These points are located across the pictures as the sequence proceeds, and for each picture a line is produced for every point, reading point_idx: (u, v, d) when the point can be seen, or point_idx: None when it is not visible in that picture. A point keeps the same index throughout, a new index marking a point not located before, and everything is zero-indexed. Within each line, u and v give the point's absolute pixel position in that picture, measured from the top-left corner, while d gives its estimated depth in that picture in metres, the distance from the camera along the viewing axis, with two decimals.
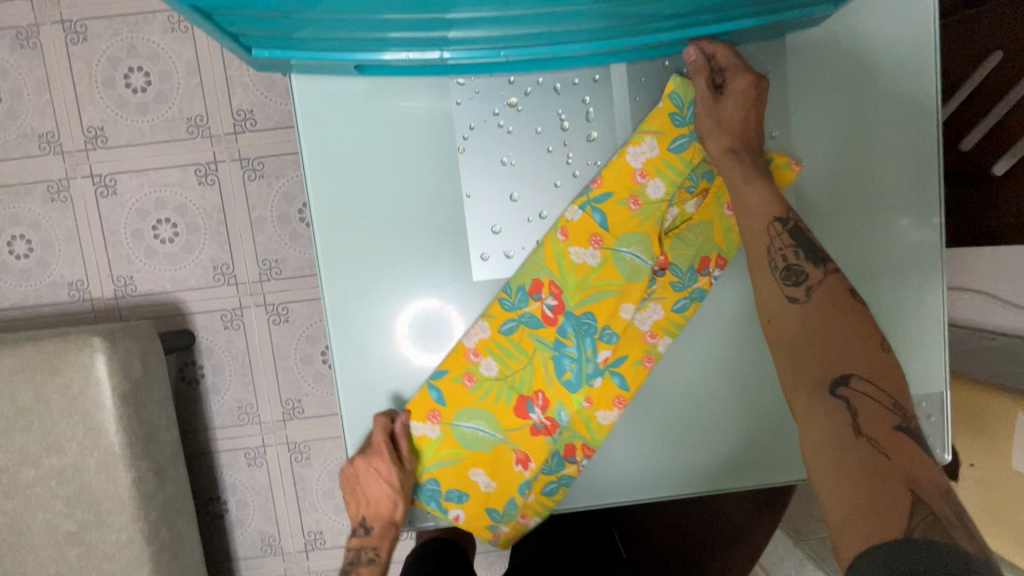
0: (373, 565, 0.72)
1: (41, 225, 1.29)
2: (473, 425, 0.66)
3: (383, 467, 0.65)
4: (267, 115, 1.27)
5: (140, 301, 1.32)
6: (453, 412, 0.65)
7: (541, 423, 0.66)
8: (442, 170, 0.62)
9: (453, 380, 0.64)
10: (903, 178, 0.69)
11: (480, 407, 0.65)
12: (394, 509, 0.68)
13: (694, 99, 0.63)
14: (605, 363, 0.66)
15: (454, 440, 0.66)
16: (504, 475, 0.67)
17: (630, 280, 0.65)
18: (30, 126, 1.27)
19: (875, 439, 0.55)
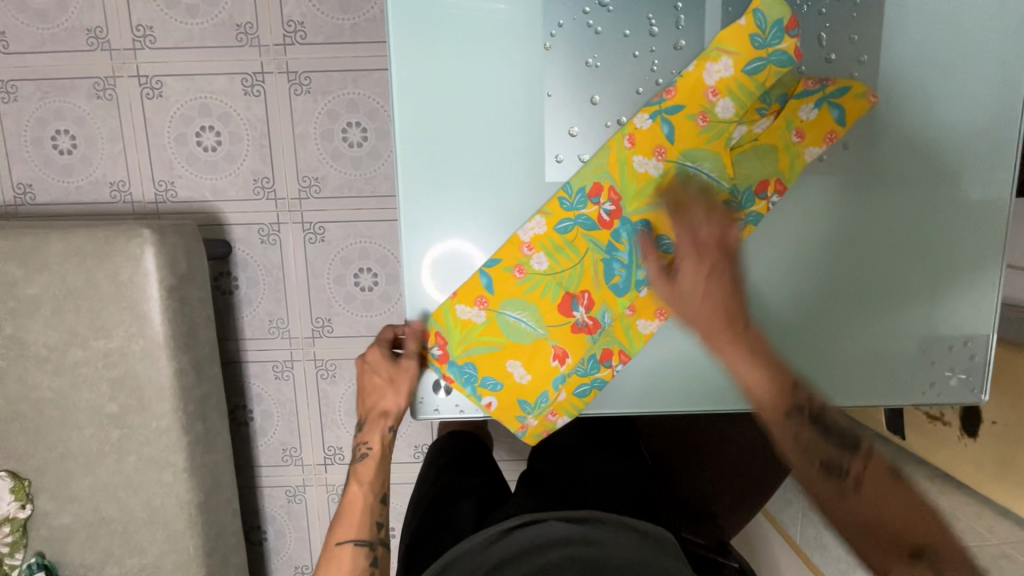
0: (369, 460, 0.75)
1: (85, 122, 1.30)
2: (517, 315, 0.65)
3: (376, 359, 0.70)
4: (318, 29, 1.25)
5: (179, 208, 1.33)
6: (500, 301, 0.64)
7: (584, 324, 0.64)
8: (526, 65, 0.61)
9: (505, 270, 0.63)
10: (982, 134, 0.62)
11: (526, 299, 0.64)
12: (386, 406, 0.71)
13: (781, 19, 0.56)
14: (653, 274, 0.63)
15: (497, 328, 0.65)
16: (541, 370, 0.66)
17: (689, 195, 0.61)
18: (78, 18, 1.26)
19: (896, 527, 0.55)
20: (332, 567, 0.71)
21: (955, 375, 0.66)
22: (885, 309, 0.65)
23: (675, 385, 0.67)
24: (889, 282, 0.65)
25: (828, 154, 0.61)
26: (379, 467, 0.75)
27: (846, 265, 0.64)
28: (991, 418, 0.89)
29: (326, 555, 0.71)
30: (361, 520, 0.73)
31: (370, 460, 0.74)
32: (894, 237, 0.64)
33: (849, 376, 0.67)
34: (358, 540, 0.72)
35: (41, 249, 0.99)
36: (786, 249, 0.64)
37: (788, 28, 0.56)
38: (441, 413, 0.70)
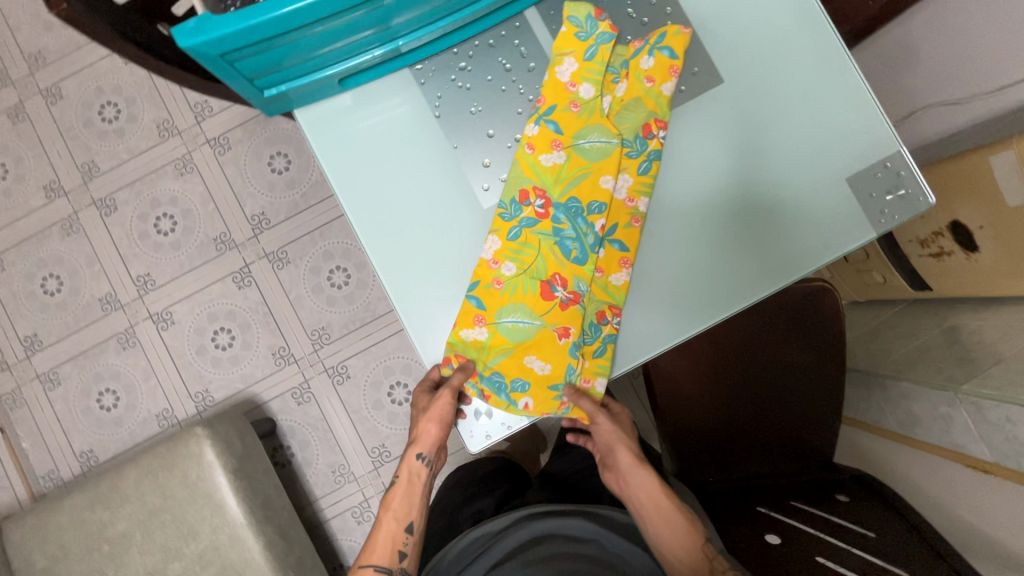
0: (396, 490, 0.79)
1: (121, 374, 1.46)
2: (513, 319, 0.74)
3: (421, 397, 0.77)
4: (277, 210, 1.46)
5: (219, 407, 1.45)
6: (494, 313, 0.73)
7: (567, 300, 0.73)
8: (428, 135, 0.75)
9: (485, 287, 0.73)
10: (786, 9, 0.74)
11: (513, 302, 0.73)
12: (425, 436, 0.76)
13: (589, 13, 0.71)
14: (601, 233, 0.72)
15: (502, 337, 0.74)
16: (554, 354, 0.74)
17: (594, 162, 0.72)
18: (91, 294, 1.47)
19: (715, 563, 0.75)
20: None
21: (894, 193, 0.73)
22: (803, 166, 0.74)
23: (670, 316, 0.74)
24: (788, 151, 0.74)
25: (683, 84, 0.74)
26: (407, 497, 0.78)
27: (744, 156, 0.74)
28: (977, 225, 0.92)
29: (353, 572, 0.76)
30: (384, 547, 0.77)
31: (397, 489, 0.79)
32: (770, 110, 0.74)
33: (806, 238, 0.74)
34: (379, 565, 0.76)
35: (118, 485, 1.09)
36: (691, 166, 0.74)
37: (597, 17, 0.72)
38: (492, 436, 0.76)
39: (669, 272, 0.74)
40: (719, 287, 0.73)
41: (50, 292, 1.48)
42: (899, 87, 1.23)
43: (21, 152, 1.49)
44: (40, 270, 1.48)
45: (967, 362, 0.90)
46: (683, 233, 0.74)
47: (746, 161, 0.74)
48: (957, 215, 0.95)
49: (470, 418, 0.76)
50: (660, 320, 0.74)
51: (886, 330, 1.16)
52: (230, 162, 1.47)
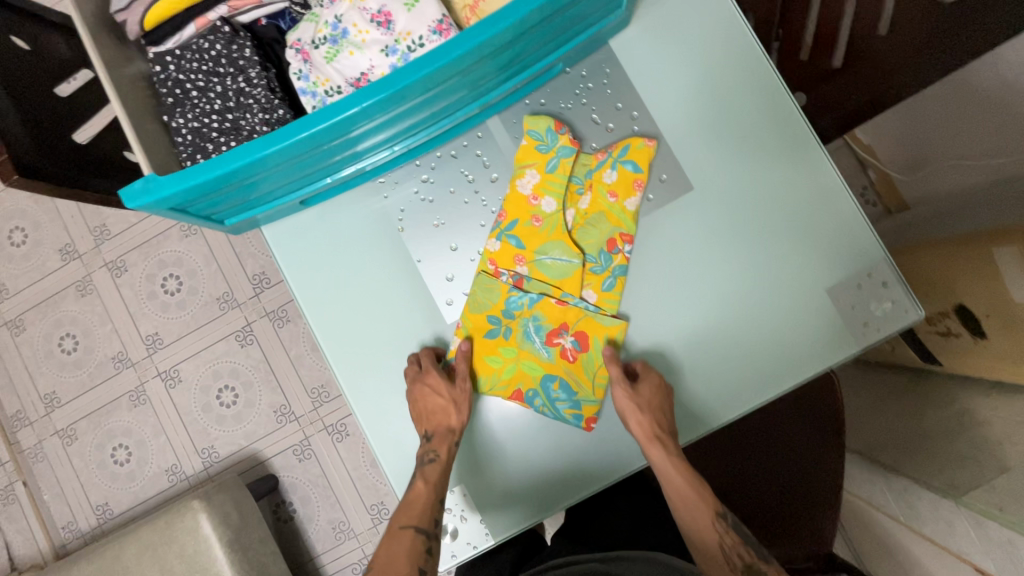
0: (436, 465, 0.69)
1: (132, 430, 1.52)
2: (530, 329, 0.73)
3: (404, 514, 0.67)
4: (277, 271, 1.49)
5: (224, 464, 1.49)
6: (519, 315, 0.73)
7: (569, 351, 0.72)
8: (392, 249, 0.75)
9: (492, 314, 0.73)
10: (761, 109, 0.71)
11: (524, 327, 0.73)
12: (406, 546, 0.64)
13: (549, 126, 0.71)
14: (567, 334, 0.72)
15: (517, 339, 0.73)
16: (556, 371, 0.72)
17: (557, 279, 0.72)
18: (104, 353, 1.53)
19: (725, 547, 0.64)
20: (391, 549, 0.63)
21: (880, 304, 0.70)
22: (782, 274, 0.71)
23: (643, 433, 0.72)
24: (765, 261, 0.71)
25: (651, 192, 0.72)
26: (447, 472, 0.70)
27: (719, 266, 0.71)
28: (984, 313, 0.87)
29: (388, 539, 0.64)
30: None
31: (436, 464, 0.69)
32: (746, 216, 0.71)
33: (788, 351, 0.71)
34: None
35: (120, 557, 1.13)
36: (663, 279, 0.72)
37: (557, 130, 0.71)
38: (459, 556, 0.75)
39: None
40: (694, 402, 0.72)
41: (67, 351, 1.54)
42: (907, 143, 1.16)
43: (38, 217, 1.56)
44: (58, 330, 1.55)
45: (972, 461, 0.84)
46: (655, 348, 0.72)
47: (721, 272, 0.71)
48: (963, 299, 0.91)
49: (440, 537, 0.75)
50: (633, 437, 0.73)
51: (893, 402, 1.10)
52: None
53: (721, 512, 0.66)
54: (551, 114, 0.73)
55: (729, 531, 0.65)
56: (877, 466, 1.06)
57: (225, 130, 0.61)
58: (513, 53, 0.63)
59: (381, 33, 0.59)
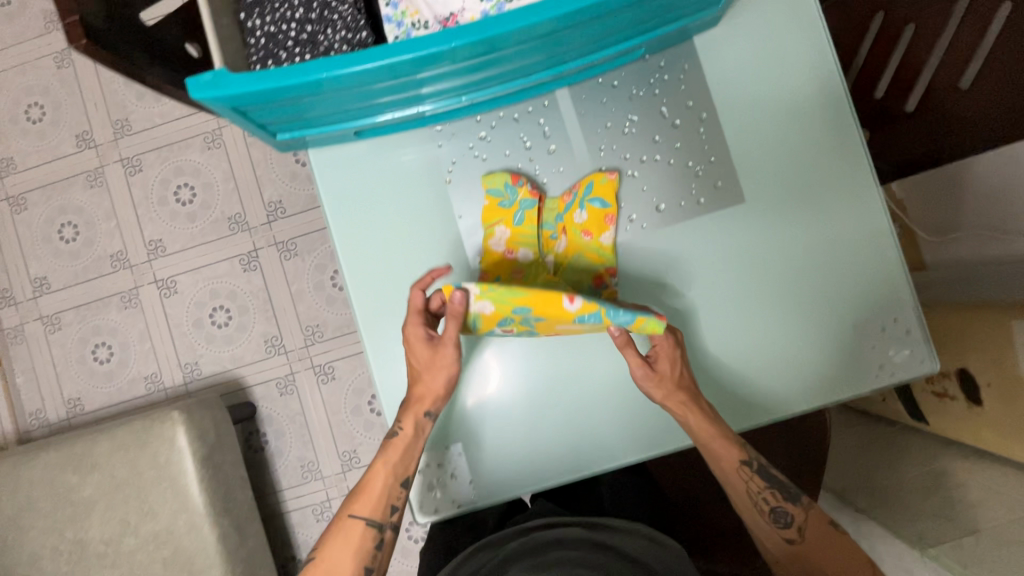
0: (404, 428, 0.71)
1: (119, 331, 1.50)
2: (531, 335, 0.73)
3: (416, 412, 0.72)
4: (294, 202, 1.48)
5: (205, 383, 1.48)
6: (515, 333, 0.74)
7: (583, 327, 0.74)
8: (436, 198, 0.74)
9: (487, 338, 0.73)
10: (824, 132, 0.72)
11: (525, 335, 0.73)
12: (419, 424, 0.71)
13: (505, 182, 0.72)
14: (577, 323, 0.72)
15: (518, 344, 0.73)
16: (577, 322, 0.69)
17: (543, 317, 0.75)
18: (104, 249, 1.50)
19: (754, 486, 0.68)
20: (338, 545, 0.66)
21: (899, 351, 0.71)
22: (808, 296, 0.72)
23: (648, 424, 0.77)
24: (797, 285, 0.72)
25: (703, 196, 0.72)
26: (408, 453, 0.71)
27: (753, 281, 0.73)
28: (985, 381, 0.89)
29: (336, 526, 0.66)
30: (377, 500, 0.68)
31: (398, 442, 0.70)
32: (786, 229, 0.72)
33: (804, 376, 0.72)
34: (370, 519, 0.68)
35: (91, 452, 1.12)
36: (696, 282, 0.73)
37: (515, 183, 0.73)
38: (442, 511, 0.79)
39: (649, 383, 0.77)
40: None
41: (66, 240, 1.51)
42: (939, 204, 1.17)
43: (60, 97, 1.52)
44: (60, 217, 1.51)
45: (942, 520, 0.87)
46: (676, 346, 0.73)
47: (753, 289, 0.73)
48: (968, 364, 0.92)
49: (427, 490, 0.79)
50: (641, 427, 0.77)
51: (871, 450, 1.11)
52: (257, 146, 1.48)
53: (747, 460, 0.69)
54: (621, 97, 0.72)
55: (754, 475, 0.69)
56: (846, 506, 1.08)
57: (302, 41, 0.59)
58: (606, 28, 0.62)
59: None
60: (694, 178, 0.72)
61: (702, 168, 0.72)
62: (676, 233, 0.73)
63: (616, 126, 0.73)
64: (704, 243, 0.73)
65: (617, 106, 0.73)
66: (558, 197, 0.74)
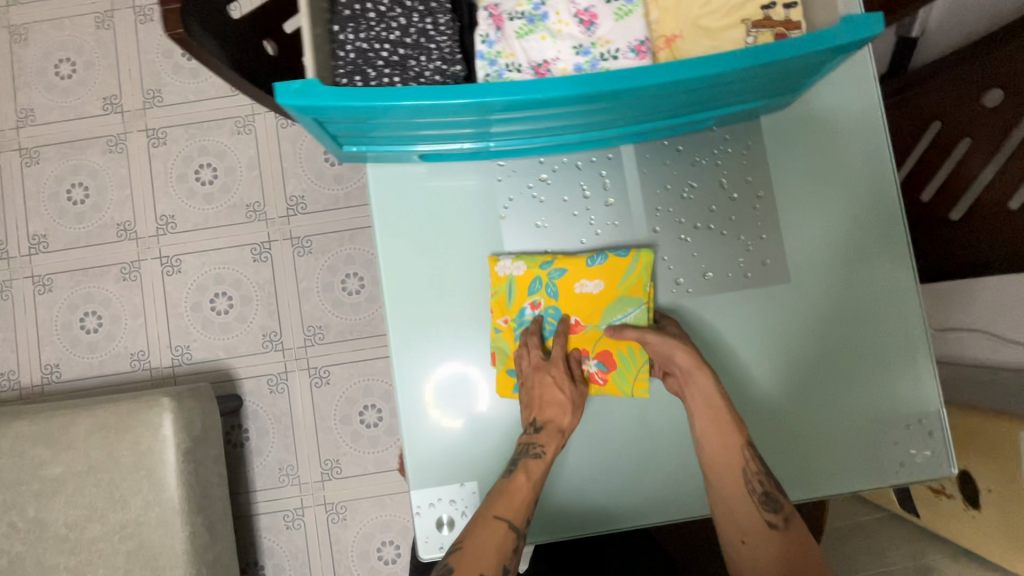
0: (539, 461, 0.69)
1: (111, 302, 1.44)
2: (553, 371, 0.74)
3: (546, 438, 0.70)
4: (316, 199, 1.46)
5: (193, 370, 1.43)
6: None
7: (597, 375, 0.74)
8: (489, 231, 0.74)
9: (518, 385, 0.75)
10: (872, 222, 0.74)
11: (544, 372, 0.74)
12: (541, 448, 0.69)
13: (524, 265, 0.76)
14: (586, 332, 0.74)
15: None
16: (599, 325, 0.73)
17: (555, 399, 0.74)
18: (111, 217, 1.46)
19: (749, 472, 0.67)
20: (483, 535, 0.63)
21: (919, 451, 0.72)
22: (835, 380, 0.73)
23: (651, 485, 0.76)
24: (823, 372, 0.73)
25: (750, 271, 0.73)
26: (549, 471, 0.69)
27: (784, 360, 0.73)
28: (987, 486, 0.92)
29: (480, 522, 0.63)
30: (519, 504, 0.66)
31: (538, 462, 0.68)
32: (823, 312, 0.73)
33: (821, 462, 0.73)
34: (511, 523, 0.65)
35: (69, 428, 1.06)
36: (728, 352, 0.73)
37: None
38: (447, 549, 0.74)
39: (664, 445, 0.76)
40: None
41: (73, 201, 1.46)
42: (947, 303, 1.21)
43: (93, 57, 1.49)
44: (71, 177, 1.47)
45: None
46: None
47: (779, 370, 0.73)
48: (968, 467, 0.96)
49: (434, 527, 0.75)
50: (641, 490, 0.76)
51: (855, 536, 1.12)
52: (288, 138, 1.47)
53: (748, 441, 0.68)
54: (683, 161, 0.74)
55: (753, 458, 0.68)
56: None
57: (392, 63, 0.59)
58: (691, 97, 0.64)
59: (580, 31, 0.58)
60: (744, 251, 0.73)
61: (752, 243, 0.73)
62: (715, 305, 0.73)
63: (675, 190, 0.73)
64: (745, 311, 0.73)
65: (678, 169, 0.74)
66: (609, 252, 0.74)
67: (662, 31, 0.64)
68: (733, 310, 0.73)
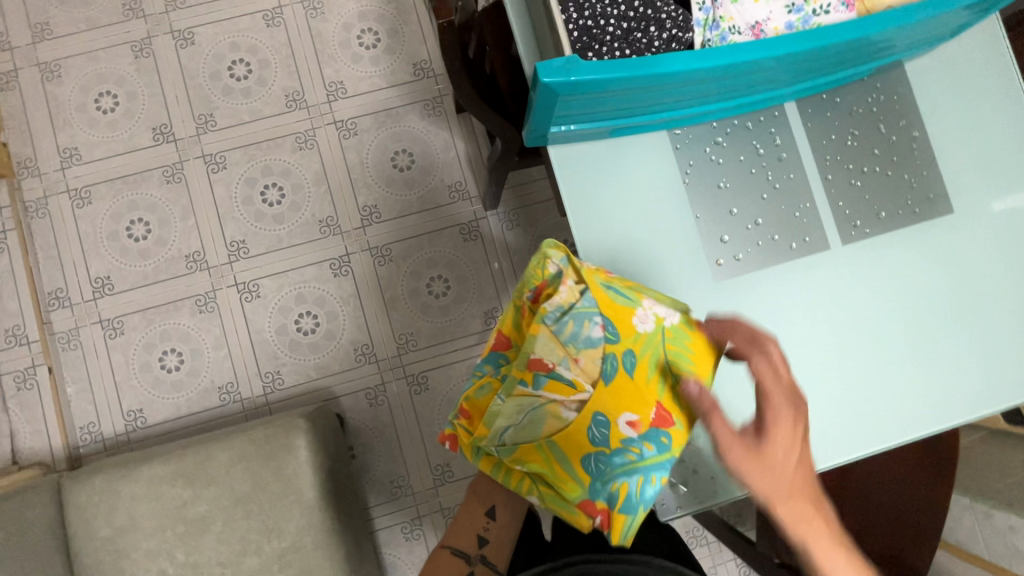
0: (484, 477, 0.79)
1: (190, 337, 1.39)
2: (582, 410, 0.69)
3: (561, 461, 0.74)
4: (390, 206, 1.45)
5: (288, 394, 1.39)
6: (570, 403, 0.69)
7: (626, 427, 0.68)
8: (675, 197, 0.76)
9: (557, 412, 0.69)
10: (1016, 146, 0.80)
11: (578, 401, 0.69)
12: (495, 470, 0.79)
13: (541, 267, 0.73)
14: (642, 428, 0.68)
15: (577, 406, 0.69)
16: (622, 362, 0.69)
17: (539, 435, 0.69)
18: (178, 249, 1.41)
19: None
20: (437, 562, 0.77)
21: None
22: (1006, 295, 0.79)
23: (863, 420, 0.76)
24: (994, 293, 0.79)
25: (918, 206, 0.78)
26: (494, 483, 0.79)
27: (959, 282, 0.79)
28: None
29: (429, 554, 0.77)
30: (465, 532, 0.78)
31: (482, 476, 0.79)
32: (986, 233, 0.79)
33: (1006, 372, 0.78)
34: (456, 548, 0.78)
35: (206, 464, 1.03)
36: (908, 283, 0.78)
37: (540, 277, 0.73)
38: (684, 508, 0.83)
39: (867, 379, 0.77)
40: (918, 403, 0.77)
41: (134, 238, 1.41)
42: None
43: (137, 87, 1.44)
44: (129, 213, 1.41)
45: None
46: (889, 348, 0.78)
47: (956, 298, 0.79)
48: None
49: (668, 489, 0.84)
50: (845, 427, 0.76)
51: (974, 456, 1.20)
52: (353, 149, 1.45)
53: None
54: (843, 111, 0.78)
55: None
56: (969, 505, 1.15)
57: (619, 37, 0.62)
58: (873, 49, 0.70)
59: None
60: (910, 189, 0.78)
61: (916, 180, 0.78)
62: (891, 241, 0.78)
63: (840, 138, 0.78)
64: (919, 242, 0.78)
65: (840, 119, 0.78)
66: (790, 202, 0.77)
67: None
68: (908, 243, 0.78)
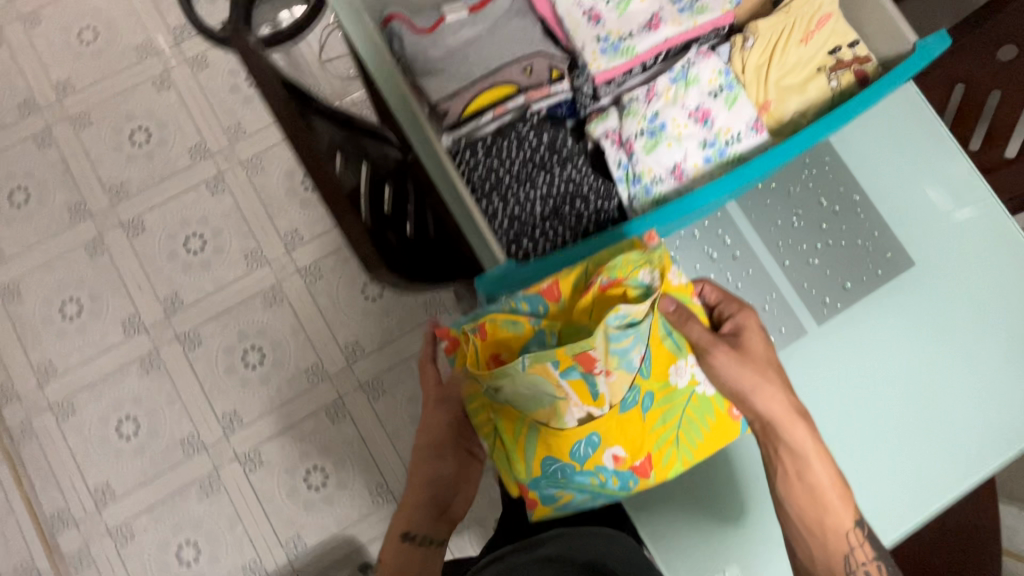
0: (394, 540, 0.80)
1: (203, 523, 1.36)
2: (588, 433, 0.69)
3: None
4: (371, 338, 1.44)
5: (313, 555, 1.37)
6: (586, 401, 0.68)
7: (611, 458, 0.71)
8: None
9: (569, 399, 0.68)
10: (955, 183, 0.81)
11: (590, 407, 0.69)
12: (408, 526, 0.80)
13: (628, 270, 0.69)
14: (621, 466, 0.71)
15: (586, 399, 0.68)
16: (635, 422, 0.71)
17: (532, 411, 0.69)
18: (172, 436, 1.39)
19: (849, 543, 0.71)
20: None
21: None
22: (990, 331, 0.79)
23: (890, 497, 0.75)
24: (978, 332, 0.79)
25: (880, 267, 0.79)
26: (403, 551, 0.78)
27: (943, 331, 0.79)
28: None
29: None
30: None
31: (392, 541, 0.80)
32: (953, 277, 0.80)
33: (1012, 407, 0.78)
34: None
35: None
36: (893, 345, 0.78)
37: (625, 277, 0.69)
38: None
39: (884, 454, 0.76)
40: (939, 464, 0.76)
41: (125, 436, 1.39)
42: None
43: (97, 286, 1.45)
44: (115, 413, 1.40)
45: None
46: (895, 415, 0.77)
47: (944, 348, 0.78)
48: None
49: None
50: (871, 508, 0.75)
51: None
52: (322, 291, 1.46)
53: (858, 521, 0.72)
54: (781, 195, 0.80)
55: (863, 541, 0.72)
56: None
57: (547, 215, 0.79)
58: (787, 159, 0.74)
59: (698, 128, 0.78)
60: (867, 253, 0.79)
61: (871, 242, 0.79)
62: (865, 308, 0.78)
63: (786, 222, 0.80)
64: (893, 303, 0.79)
65: (780, 203, 0.79)
66: (757, 297, 0.78)
67: (757, 100, 0.80)
68: (882, 306, 0.78)
